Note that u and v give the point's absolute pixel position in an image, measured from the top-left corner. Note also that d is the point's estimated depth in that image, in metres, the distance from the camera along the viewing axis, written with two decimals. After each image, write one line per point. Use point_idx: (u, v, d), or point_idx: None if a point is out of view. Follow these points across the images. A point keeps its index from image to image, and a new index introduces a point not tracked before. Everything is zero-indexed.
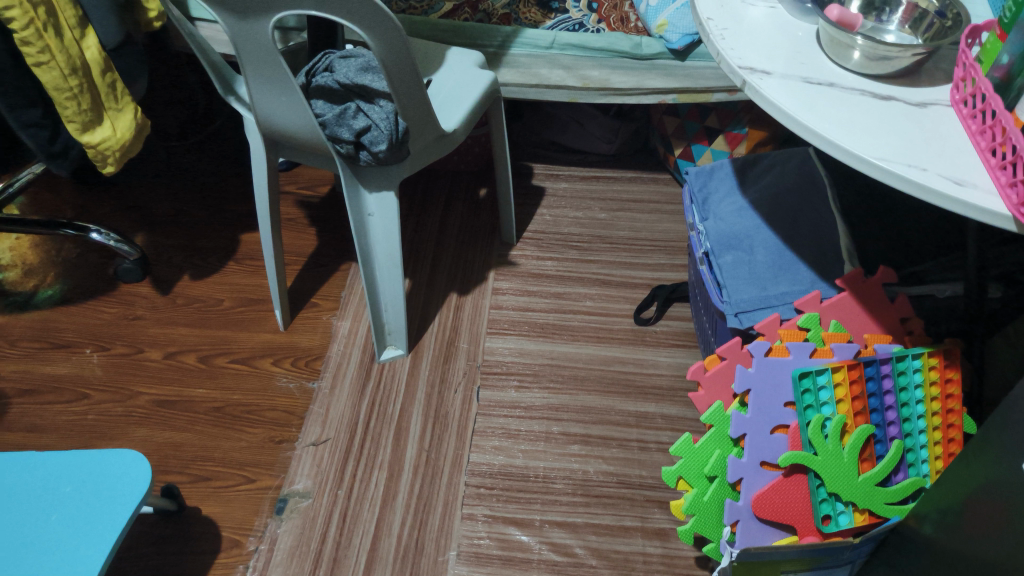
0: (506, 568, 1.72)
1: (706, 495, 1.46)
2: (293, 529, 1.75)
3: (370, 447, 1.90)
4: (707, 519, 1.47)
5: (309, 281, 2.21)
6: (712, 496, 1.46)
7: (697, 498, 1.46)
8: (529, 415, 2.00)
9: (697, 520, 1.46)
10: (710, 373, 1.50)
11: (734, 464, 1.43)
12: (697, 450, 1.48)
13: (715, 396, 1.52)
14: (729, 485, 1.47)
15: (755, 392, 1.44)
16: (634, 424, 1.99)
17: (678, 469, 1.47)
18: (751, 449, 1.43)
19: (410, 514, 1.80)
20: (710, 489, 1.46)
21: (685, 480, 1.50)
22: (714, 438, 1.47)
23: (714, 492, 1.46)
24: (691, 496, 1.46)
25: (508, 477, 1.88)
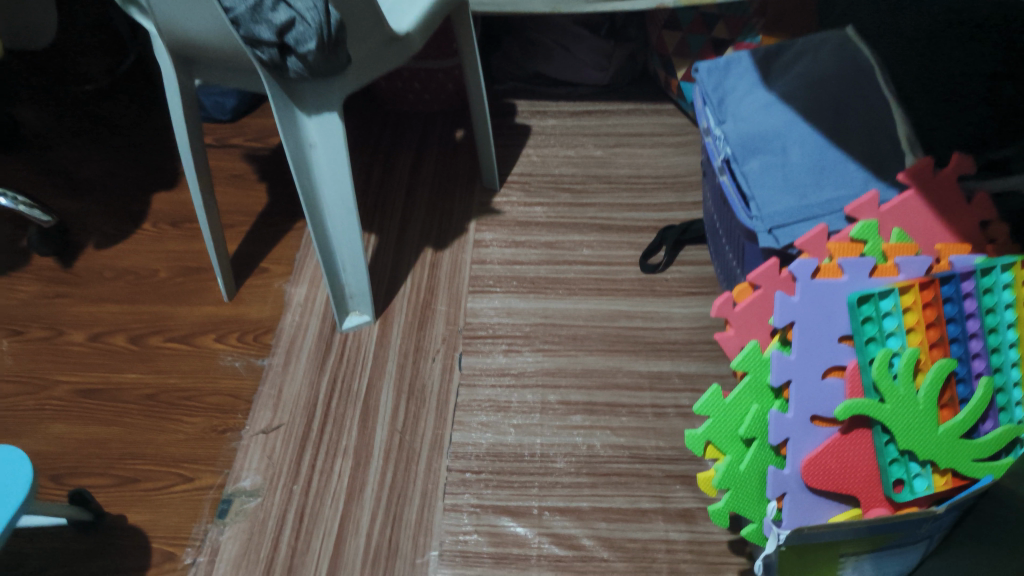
0: (499, 568, 1.41)
1: (743, 463, 1.14)
2: (238, 535, 1.44)
3: (332, 431, 1.59)
4: (746, 493, 1.15)
5: (258, 245, 1.91)
6: (751, 465, 1.14)
7: (732, 468, 1.14)
8: (521, 385, 1.68)
9: (733, 496, 1.14)
10: (740, 308, 1.17)
11: (777, 419, 1.10)
12: (729, 406, 1.15)
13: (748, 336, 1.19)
14: (772, 448, 1.15)
15: (802, 326, 1.11)
16: (647, 388, 1.67)
17: (706, 431, 1.14)
18: (799, 400, 1.11)
19: (380, 509, 1.48)
20: (748, 455, 1.14)
21: (715, 446, 1.17)
22: (751, 388, 1.14)
23: (754, 459, 1.13)
24: (724, 465, 1.13)
25: (499, 459, 1.56)
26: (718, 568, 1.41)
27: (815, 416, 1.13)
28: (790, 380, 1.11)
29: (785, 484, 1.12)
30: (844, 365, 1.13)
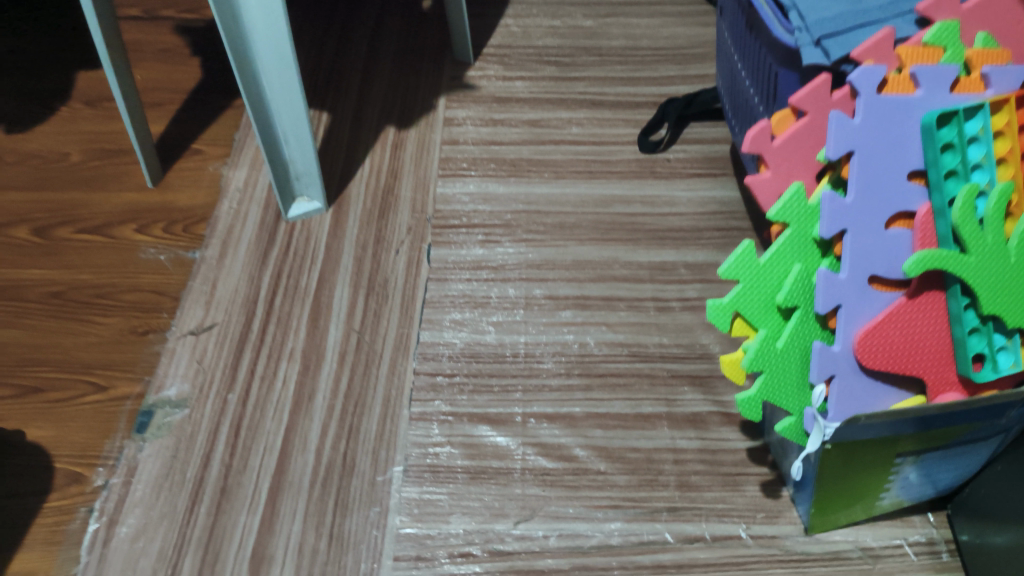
0: (476, 485, 1.19)
1: (781, 340, 0.90)
2: (162, 452, 1.20)
3: (276, 331, 1.32)
4: (783, 378, 0.91)
5: (190, 124, 1.62)
6: (792, 341, 0.90)
7: (768, 346, 0.90)
8: (501, 279, 1.41)
9: (768, 382, 0.90)
10: (779, 141, 0.95)
11: (826, 280, 0.86)
12: (764, 268, 0.90)
13: (789, 178, 0.97)
14: (818, 321, 0.91)
15: (861, 157, 0.87)
16: (648, 280, 1.41)
17: (734, 301, 0.90)
18: (854, 255, 0.87)
19: (333, 421, 1.24)
20: (788, 328, 0.90)
21: (744, 322, 0.92)
22: (792, 244, 0.90)
23: (795, 334, 0.90)
24: (758, 343, 0.89)
25: (477, 360, 1.31)
26: (735, 482, 1.20)
27: (874, 279, 0.89)
28: (846, 229, 0.86)
29: (833, 364, 0.89)
30: (912, 210, 0.88)
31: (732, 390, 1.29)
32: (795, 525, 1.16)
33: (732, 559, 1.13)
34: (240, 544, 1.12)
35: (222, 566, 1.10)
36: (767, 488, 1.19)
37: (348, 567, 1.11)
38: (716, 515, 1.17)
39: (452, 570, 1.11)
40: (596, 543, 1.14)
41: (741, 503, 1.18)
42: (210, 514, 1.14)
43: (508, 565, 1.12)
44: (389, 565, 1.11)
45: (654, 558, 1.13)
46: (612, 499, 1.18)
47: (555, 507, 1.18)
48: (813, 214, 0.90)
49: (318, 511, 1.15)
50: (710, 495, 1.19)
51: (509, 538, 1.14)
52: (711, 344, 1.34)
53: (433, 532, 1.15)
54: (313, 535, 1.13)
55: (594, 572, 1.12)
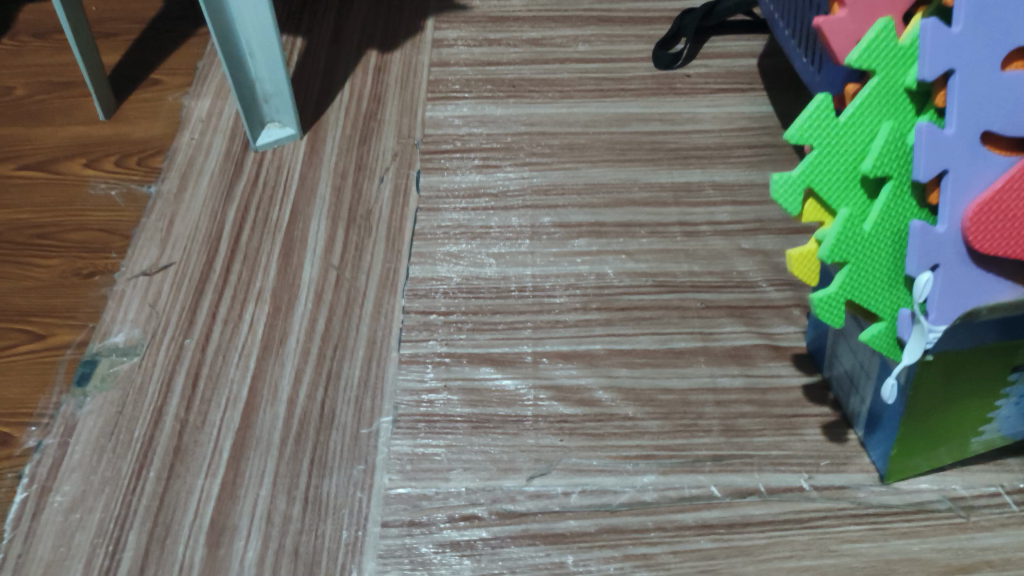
0: (479, 435, 1.00)
1: (871, 223, 0.69)
2: (105, 407, 1.01)
3: (243, 269, 1.14)
4: (873, 273, 0.70)
5: (148, 54, 1.44)
6: (883, 221, 0.69)
7: (852, 229, 0.68)
8: (502, 207, 1.22)
9: (852, 277, 0.69)
10: None
11: (928, 134, 0.64)
12: (845, 126, 0.68)
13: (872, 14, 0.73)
14: (919, 194, 0.69)
15: None
16: (673, 203, 1.22)
17: (806, 173, 0.69)
18: (963, 100, 0.64)
19: (309, 366, 1.04)
20: (878, 205, 0.68)
21: (818, 201, 0.71)
22: (881, 94, 0.67)
23: (889, 214, 0.68)
24: (839, 225, 0.68)
25: (476, 296, 1.12)
26: (792, 425, 1.00)
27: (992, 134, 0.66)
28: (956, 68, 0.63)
29: (939, 250, 0.68)
30: None
31: (779, 321, 1.09)
32: (868, 473, 0.96)
33: (794, 515, 0.93)
34: (197, 511, 0.93)
35: (175, 538, 0.91)
36: (831, 431, 0.99)
37: (328, 535, 0.91)
38: (771, 464, 0.97)
39: (452, 537, 0.92)
40: (626, 500, 0.95)
41: (800, 449, 0.98)
42: (161, 478, 0.95)
43: (521, 529, 0.92)
44: (377, 533, 0.92)
45: (698, 516, 0.93)
46: (643, 448, 0.99)
47: (575, 459, 0.98)
48: (909, 52, 0.67)
49: (290, 472, 0.96)
50: (762, 441, 0.99)
51: (521, 497, 0.95)
52: (751, 272, 1.14)
53: (430, 492, 0.95)
54: (284, 499, 0.94)
55: (626, 534, 0.92)
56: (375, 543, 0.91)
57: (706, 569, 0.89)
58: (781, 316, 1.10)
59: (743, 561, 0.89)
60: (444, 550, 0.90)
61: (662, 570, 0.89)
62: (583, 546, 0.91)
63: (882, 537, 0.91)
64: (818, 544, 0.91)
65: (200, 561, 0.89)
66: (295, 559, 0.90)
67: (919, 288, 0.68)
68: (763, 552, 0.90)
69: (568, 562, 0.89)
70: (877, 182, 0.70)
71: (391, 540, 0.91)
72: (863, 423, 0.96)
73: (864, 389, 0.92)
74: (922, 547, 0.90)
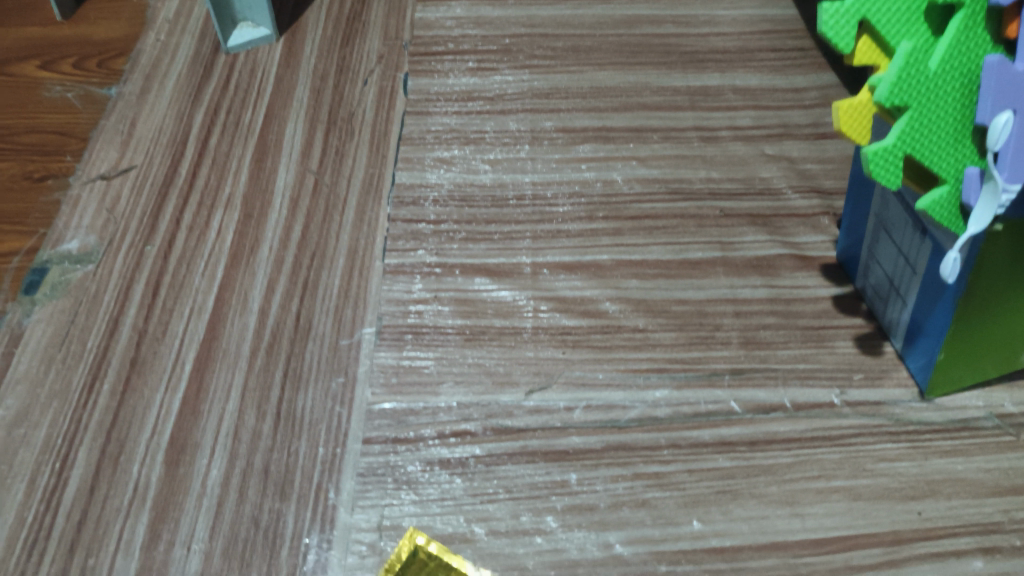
0: (472, 348, 0.90)
1: (938, 59, 0.62)
2: (55, 317, 0.91)
3: (211, 174, 1.03)
4: (939, 120, 0.63)
5: None
6: (949, 59, 0.62)
7: (913, 68, 0.62)
8: (498, 111, 1.10)
9: (911, 123, 0.63)
10: None
11: None
12: None
13: None
14: (990, 29, 0.62)
15: None
16: (688, 108, 1.11)
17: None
18: None
19: (283, 275, 0.93)
20: (946, 38, 0.61)
21: (875, 41, 0.64)
22: None
23: (958, 48, 0.61)
24: (897, 63, 0.61)
25: (470, 204, 1.01)
26: (821, 337, 0.90)
27: None
28: None
29: (1010, 89, 0.61)
30: None
31: (806, 230, 0.98)
32: (906, 388, 0.86)
33: (823, 433, 0.83)
34: (155, 427, 0.83)
35: (129, 455, 0.81)
36: (864, 344, 0.89)
37: (301, 453, 0.82)
38: (797, 378, 0.87)
39: (441, 454, 0.82)
40: (636, 416, 0.85)
41: (830, 363, 0.88)
42: (115, 392, 0.85)
43: (519, 446, 0.83)
44: (358, 450, 0.82)
45: (716, 434, 0.84)
46: (654, 362, 0.89)
47: (579, 373, 0.88)
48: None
49: (260, 386, 0.85)
50: (787, 355, 0.89)
51: (519, 413, 0.85)
52: (775, 178, 1.03)
53: (417, 406, 0.85)
54: (253, 414, 0.84)
55: (636, 453, 0.82)
56: (355, 461, 0.82)
57: (724, 489, 0.80)
58: (808, 224, 0.99)
59: (765, 481, 0.80)
60: (432, 469, 0.81)
61: (675, 490, 0.80)
62: (588, 465, 0.81)
63: (922, 456, 0.82)
64: (850, 463, 0.81)
65: (157, 480, 0.80)
66: (264, 479, 0.80)
67: (998, 133, 0.62)
68: (789, 472, 0.81)
69: (570, 482, 0.80)
70: (942, 18, 0.63)
71: (372, 458, 0.82)
72: (902, 332, 0.86)
73: (908, 289, 0.81)
74: (968, 467, 0.81)
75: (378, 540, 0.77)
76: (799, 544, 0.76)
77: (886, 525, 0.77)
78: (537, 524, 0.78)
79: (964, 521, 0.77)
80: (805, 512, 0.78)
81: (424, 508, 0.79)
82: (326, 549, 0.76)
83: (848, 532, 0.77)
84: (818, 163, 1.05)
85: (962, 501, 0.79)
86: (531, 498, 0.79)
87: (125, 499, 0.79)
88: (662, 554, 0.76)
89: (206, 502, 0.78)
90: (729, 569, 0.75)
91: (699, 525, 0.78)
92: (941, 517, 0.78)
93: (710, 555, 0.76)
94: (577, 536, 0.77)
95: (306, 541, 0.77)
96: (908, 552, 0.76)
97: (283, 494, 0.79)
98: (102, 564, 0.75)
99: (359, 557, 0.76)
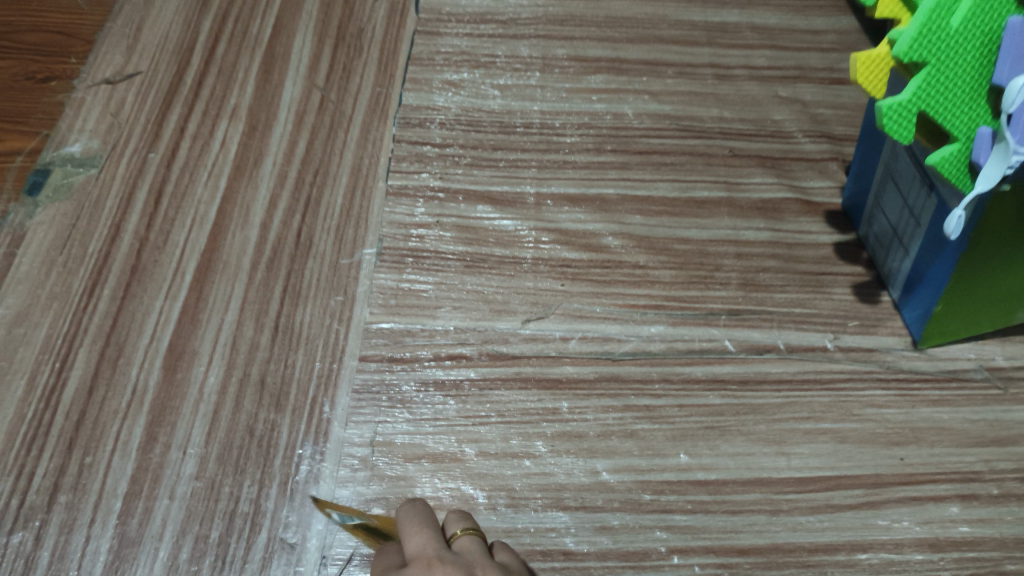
0: (473, 274, 0.89)
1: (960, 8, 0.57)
2: (57, 220, 0.91)
3: (216, 84, 1.01)
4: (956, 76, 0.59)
5: None
6: (972, 15, 0.57)
7: (931, 25, 0.58)
8: (510, 35, 1.08)
9: (925, 84, 0.59)
10: None
11: None
12: None
13: None
14: None
15: None
16: (706, 44, 1.09)
17: None
18: None
19: (285, 192, 0.93)
20: None
21: None
22: None
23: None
24: (918, 19, 0.57)
25: (477, 129, 1.00)
26: (819, 283, 0.90)
27: None
28: None
29: None
30: None
31: (813, 175, 0.98)
32: (899, 338, 0.87)
33: (815, 377, 0.84)
34: (154, 334, 0.84)
35: (128, 360, 0.82)
36: (862, 293, 0.90)
37: (298, 367, 0.83)
38: (793, 322, 0.88)
39: (436, 376, 0.83)
40: (630, 349, 0.86)
41: (826, 309, 0.89)
42: (115, 297, 0.86)
43: (513, 373, 0.84)
44: (354, 367, 0.83)
45: (709, 371, 0.84)
46: (652, 298, 0.89)
47: (577, 304, 0.88)
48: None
49: (260, 299, 0.86)
50: (784, 298, 0.89)
51: (515, 340, 0.86)
52: (786, 120, 1.02)
53: (415, 328, 0.86)
54: (252, 327, 0.85)
55: (628, 385, 0.83)
56: (351, 377, 0.83)
57: (712, 425, 0.81)
58: (816, 169, 0.98)
59: (754, 419, 0.82)
60: (426, 389, 0.82)
61: (664, 423, 0.81)
62: (579, 394, 0.83)
63: (909, 405, 0.83)
64: (839, 407, 0.83)
65: (154, 385, 0.81)
66: (260, 390, 0.81)
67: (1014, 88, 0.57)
68: (778, 413, 0.82)
69: (561, 409, 0.82)
70: None
71: (368, 375, 0.83)
72: (901, 282, 0.86)
73: (910, 241, 0.81)
74: (954, 417, 0.82)
75: (370, 454, 0.78)
76: (782, 481, 0.78)
77: (868, 469, 0.79)
78: (527, 448, 0.79)
79: (945, 469, 0.79)
80: (791, 452, 0.80)
81: (417, 426, 0.80)
82: (319, 460, 0.78)
83: (832, 473, 0.79)
84: (830, 107, 1.03)
85: (945, 449, 0.80)
86: (523, 423, 0.81)
87: (123, 403, 0.80)
88: (647, 483, 0.78)
89: (203, 408, 0.80)
90: (712, 501, 0.77)
91: (686, 458, 0.79)
92: (922, 463, 0.79)
93: (694, 487, 0.78)
94: (565, 462, 0.79)
95: (300, 452, 0.78)
96: (887, 494, 0.77)
97: (278, 406, 0.80)
98: (100, 462, 0.77)
99: (351, 470, 0.77)
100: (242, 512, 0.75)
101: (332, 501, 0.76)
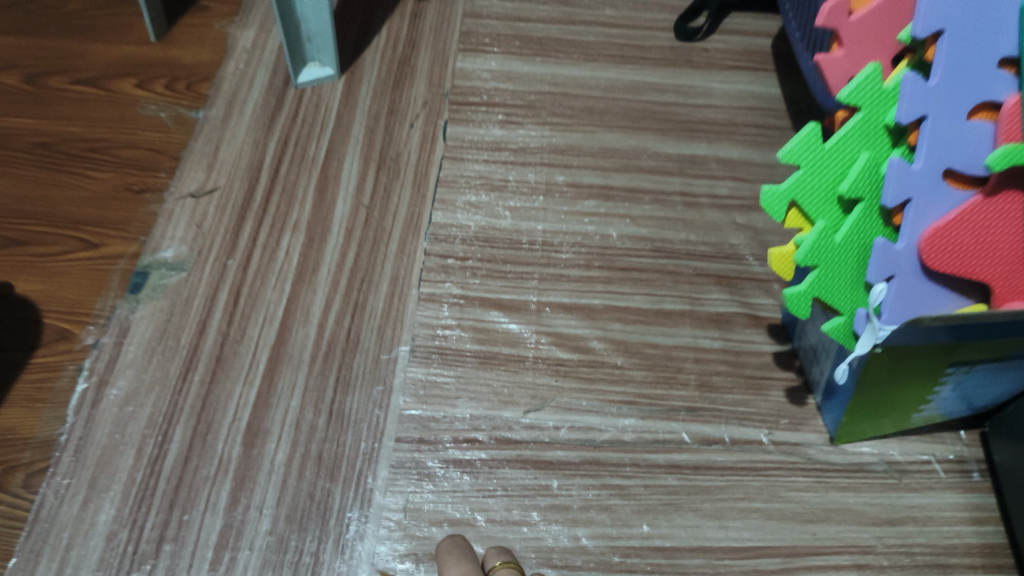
0: (486, 370, 1.13)
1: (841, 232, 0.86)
2: (155, 315, 1.14)
3: (280, 202, 1.26)
4: (840, 274, 0.88)
5: None
6: (850, 237, 0.86)
7: (823, 239, 0.87)
8: (520, 163, 1.33)
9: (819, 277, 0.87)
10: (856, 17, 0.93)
11: (897, 168, 0.81)
12: (829, 155, 0.86)
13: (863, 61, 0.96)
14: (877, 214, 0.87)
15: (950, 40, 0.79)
16: (678, 173, 1.33)
17: (794, 188, 0.86)
18: (931, 143, 0.81)
19: (337, 296, 1.17)
20: (848, 223, 0.86)
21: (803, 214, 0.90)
22: (859, 131, 0.85)
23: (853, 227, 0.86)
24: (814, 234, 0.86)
25: (491, 245, 1.23)
26: (759, 386, 1.14)
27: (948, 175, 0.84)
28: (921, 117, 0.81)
29: (888, 262, 0.84)
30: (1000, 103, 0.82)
31: (760, 293, 1.21)
32: (820, 434, 1.10)
33: (752, 465, 1.08)
34: (236, 415, 1.07)
35: (215, 435, 1.05)
36: (793, 395, 1.13)
37: (347, 444, 1.06)
38: (737, 418, 1.11)
39: (455, 455, 1.06)
40: (608, 438, 1.09)
41: (764, 408, 1.12)
42: (204, 383, 1.09)
43: (515, 454, 1.07)
44: (391, 446, 1.06)
45: (669, 457, 1.08)
46: (627, 395, 1.12)
47: (567, 398, 1.12)
48: (889, 98, 0.85)
49: (317, 388, 1.09)
50: (731, 398, 1.13)
51: (517, 427, 1.09)
52: (741, 245, 1.25)
53: (438, 415, 1.09)
54: (311, 411, 1.08)
55: (605, 467, 1.06)
56: (389, 454, 1.06)
57: (669, 502, 1.04)
58: (763, 288, 1.22)
59: (702, 498, 1.05)
60: (447, 466, 1.05)
61: (632, 499, 1.04)
62: (566, 474, 1.06)
63: (824, 490, 1.06)
64: (769, 490, 1.06)
65: (236, 458, 1.04)
66: (318, 462, 1.04)
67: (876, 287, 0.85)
68: (721, 493, 1.05)
69: (552, 486, 1.05)
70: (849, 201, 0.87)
71: (402, 453, 1.06)
72: (822, 389, 1.09)
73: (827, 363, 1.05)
74: (858, 501, 1.05)
75: (402, 518, 1.01)
76: (721, 549, 1.01)
77: (788, 540, 1.02)
78: (524, 516, 1.02)
79: (847, 543, 1.02)
80: (729, 525, 1.03)
81: (439, 496, 1.03)
82: (363, 521, 1.01)
83: (760, 543, 1.01)
84: (778, 234, 1.27)
85: (848, 526, 1.03)
86: (522, 496, 1.03)
87: (212, 471, 1.02)
88: (616, 547, 1.00)
89: (274, 477, 1.03)
90: (666, 563, 0.99)
91: (648, 528, 1.02)
92: (830, 537, 1.02)
93: (653, 551, 1.00)
94: (554, 528, 1.01)
95: (348, 514, 1.01)
96: (801, 561, 1.00)
97: (332, 476, 1.03)
98: (195, 519, 0.99)
99: (388, 530, 1.00)
100: (306, 562, 0.97)
101: (373, 555, 0.98)
